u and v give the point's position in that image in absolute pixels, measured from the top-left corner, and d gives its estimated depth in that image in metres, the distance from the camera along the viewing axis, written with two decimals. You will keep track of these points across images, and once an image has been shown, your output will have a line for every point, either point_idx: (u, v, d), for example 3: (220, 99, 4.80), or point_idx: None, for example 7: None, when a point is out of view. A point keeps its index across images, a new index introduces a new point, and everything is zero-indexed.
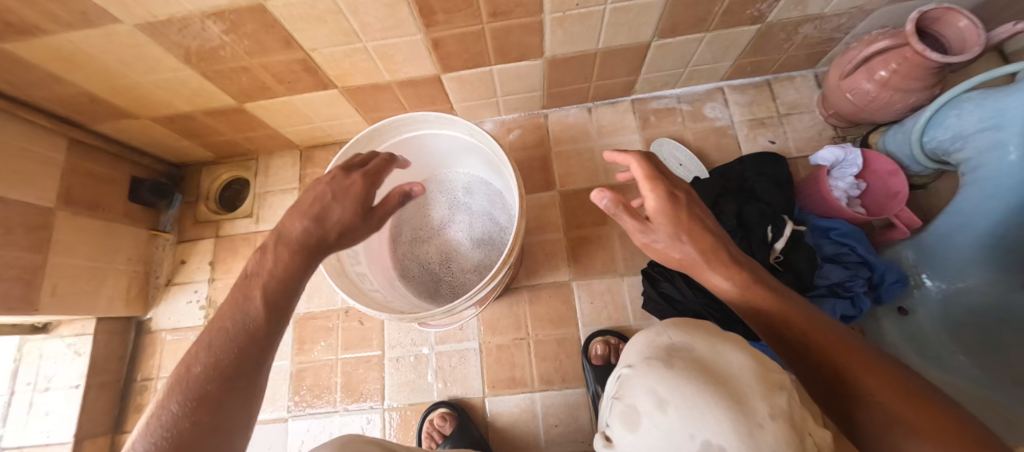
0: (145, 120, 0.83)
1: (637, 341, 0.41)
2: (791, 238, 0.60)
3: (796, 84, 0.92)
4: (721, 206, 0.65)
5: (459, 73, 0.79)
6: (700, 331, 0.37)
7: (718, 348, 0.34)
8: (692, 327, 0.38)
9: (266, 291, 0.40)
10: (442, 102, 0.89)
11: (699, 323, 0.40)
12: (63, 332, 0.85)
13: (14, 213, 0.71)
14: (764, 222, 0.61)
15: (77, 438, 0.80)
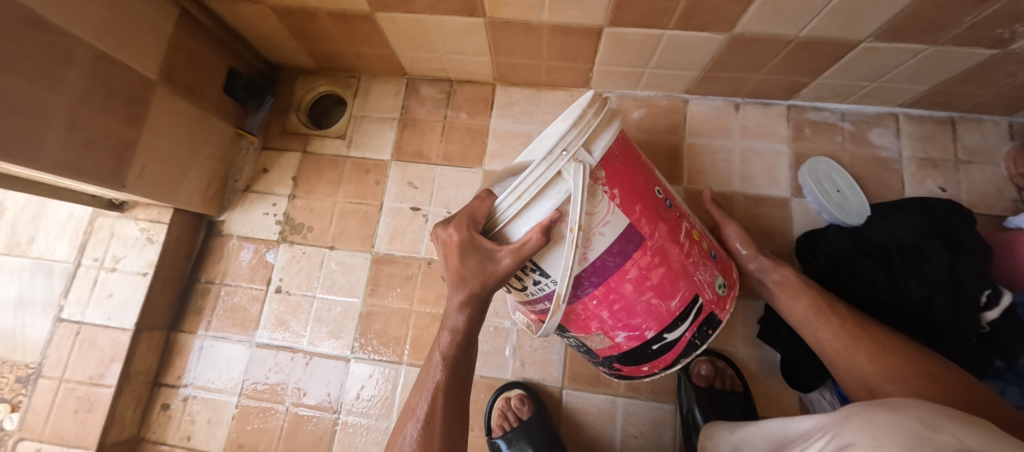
0: (263, 8, 0.74)
1: (878, 416, 0.34)
2: (1006, 309, 0.53)
3: (984, 129, 0.80)
4: (929, 250, 0.55)
5: (625, 30, 0.68)
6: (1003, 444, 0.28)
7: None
8: (961, 422, 0.31)
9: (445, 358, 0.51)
10: (585, 60, 0.78)
11: (955, 414, 0.32)
12: (138, 215, 0.80)
13: (118, 78, 0.64)
14: (982, 282, 0.53)
15: (138, 327, 0.77)
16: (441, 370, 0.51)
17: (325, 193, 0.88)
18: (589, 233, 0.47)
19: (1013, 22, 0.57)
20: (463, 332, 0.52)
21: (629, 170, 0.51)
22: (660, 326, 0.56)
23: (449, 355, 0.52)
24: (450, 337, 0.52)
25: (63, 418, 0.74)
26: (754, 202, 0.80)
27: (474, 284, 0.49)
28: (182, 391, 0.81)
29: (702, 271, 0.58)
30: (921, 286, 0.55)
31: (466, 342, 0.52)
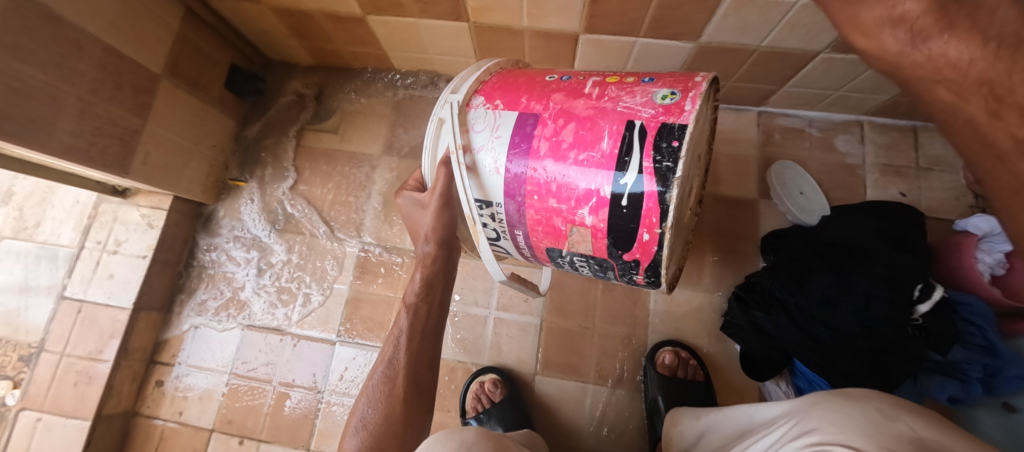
0: (264, 9, 0.79)
1: (840, 406, 0.39)
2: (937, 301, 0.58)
3: (946, 138, 0.84)
4: (872, 250, 0.60)
5: (600, 37, 0.73)
6: (946, 430, 0.35)
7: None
8: (931, 422, 0.36)
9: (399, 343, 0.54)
10: (566, 64, 0.82)
11: (925, 415, 0.37)
12: (140, 202, 0.84)
13: (126, 70, 0.69)
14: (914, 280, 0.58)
15: (136, 306, 0.81)
16: (395, 347, 0.54)
17: (318, 185, 0.93)
18: (477, 148, 0.51)
19: None
20: (416, 310, 0.55)
21: (508, 82, 0.53)
22: (609, 175, 0.44)
23: (403, 338, 0.54)
24: (419, 277, 0.56)
25: (62, 391, 0.78)
26: (724, 202, 0.84)
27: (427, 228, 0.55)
28: (176, 369, 0.85)
29: (630, 100, 0.46)
30: (867, 284, 0.58)
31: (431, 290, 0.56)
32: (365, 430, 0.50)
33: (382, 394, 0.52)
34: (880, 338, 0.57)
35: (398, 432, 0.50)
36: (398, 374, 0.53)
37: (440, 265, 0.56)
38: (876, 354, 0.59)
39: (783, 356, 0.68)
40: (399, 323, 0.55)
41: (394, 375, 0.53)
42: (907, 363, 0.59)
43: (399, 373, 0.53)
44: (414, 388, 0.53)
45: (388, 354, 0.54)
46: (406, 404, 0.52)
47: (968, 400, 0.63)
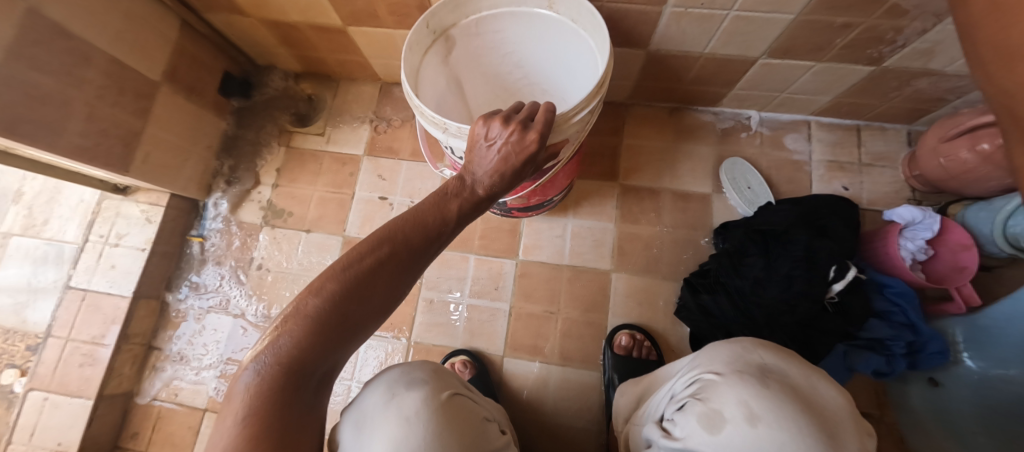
0: (255, 20, 0.86)
1: (717, 347, 0.47)
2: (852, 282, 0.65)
3: (887, 136, 0.90)
4: (794, 235, 0.68)
5: None
6: (788, 356, 0.43)
7: (806, 377, 0.40)
8: (775, 350, 0.44)
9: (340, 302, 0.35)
10: None
11: (775, 346, 0.45)
12: (140, 198, 0.91)
13: (128, 77, 0.76)
14: (831, 261, 0.65)
15: (136, 295, 0.88)
16: (329, 309, 0.35)
17: (306, 183, 1.00)
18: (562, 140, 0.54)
19: (877, 44, 0.68)
20: (374, 271, 0.36)
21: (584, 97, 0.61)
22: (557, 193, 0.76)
23: (341, 298, 0.35)
24: (408, 229, 0.38)
25: (68, 372, 0.85)
26: (681, 196, 0.90)
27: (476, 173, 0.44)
28: (173, 353, 0.92)
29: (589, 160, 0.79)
30: (788, 265, 0.66)
31: (395, 276, 0.37)
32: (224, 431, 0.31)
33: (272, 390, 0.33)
34: (800, 313, 0.65)
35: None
36: (296, 366, 0.34)
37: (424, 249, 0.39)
38: (800, 329, 0.66)
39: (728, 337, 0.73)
40: (325, 286, 0.35)
41: (296, 362, 0.34)
42: (829, 338, 0.66)
43: (301, 365, 0.34)
44: (320, 383, 0.36)
45: (287, 337, 0.34)
46: (305, 409, 0.35)
47: (892, 374, 0.68)
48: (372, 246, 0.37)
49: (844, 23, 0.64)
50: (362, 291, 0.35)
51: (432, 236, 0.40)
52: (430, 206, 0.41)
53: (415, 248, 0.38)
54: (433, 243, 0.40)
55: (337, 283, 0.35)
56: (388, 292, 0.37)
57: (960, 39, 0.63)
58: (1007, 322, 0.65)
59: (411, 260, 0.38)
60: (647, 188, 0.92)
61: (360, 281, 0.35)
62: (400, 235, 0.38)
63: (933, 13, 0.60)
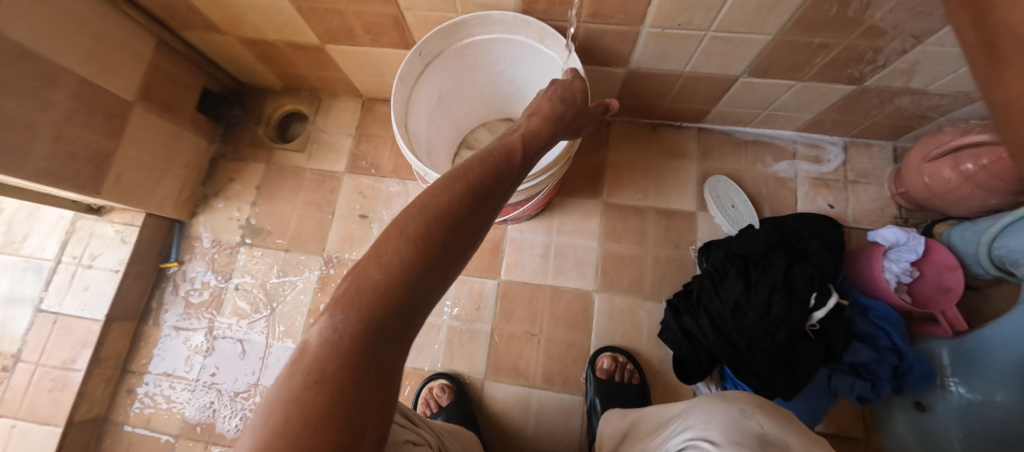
0: (231, 38, 0.85)
1: (714, 407, 0.44)
2: (833, 309, 0.64)
3: (871, 153, 0.89)
4: (774, 259, 0.68)
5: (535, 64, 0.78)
6: (790, 428, 0.41)
7: (807, 448, 0.38)
8: (779, 419, 0.42)
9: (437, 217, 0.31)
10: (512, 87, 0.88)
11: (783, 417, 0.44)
12: (115, 218, 0.90)
13: (99, 97, 0.75)
14: (811, 287, 0.64)
15: (109, 317, 0.86)
16: (428, 221, 0.31)
17: (286, 200, 0.98)
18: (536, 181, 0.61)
19: (856, 64, 0.67)
20: (468, 186, 0.34)
21: None
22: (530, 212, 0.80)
23: (441, 210, 0.31)
24: (488, 161, 0.37)
25: (37, 397, 0.83)
26: (665, 214, 0.89)
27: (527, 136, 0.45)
28: (147, 377, 0.90)
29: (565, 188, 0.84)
30: (766, 289, 0.66)
31: (476, 222, 0.33)
32: (304, 397, 0.25)
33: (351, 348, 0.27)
34: (780, 339, 0.64)
35: (364, 424, 0.26)
36: (376, 322, 0.28)
37: (499, 194, 0.37)
38: (781, 355, 0.65)
39: (710, 360, 0.72)
40: (419, 207, 0.31)
41: (389, 310, 0.28)
42: (810, 366, 0.64)
43: (384, 322, 0.28)
44: (413, 322, 0.31)
45: (368, 285, 0.28)
46: (390, 369, 0.29)
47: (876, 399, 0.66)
48: (452, 188, 0.33)
49: (822, 44, 0.63)
50: (449, 234, 0.31)
51: (504, 180, 0.37)
52: (501, 157, 0.39)
53: (493, 193, 0.36)
54: (506, 191, 0.38)
55: (418, 226, 0.30)
56: (471, 236, 0.33)
57: (938, 59, 0.63)
58: (998, 346, 0.62)
59: (489, 204, 0.35)
60: (630, 205, 0.90)
61: (444, 224, 0.31)
62: (478, 180, 0.35)
63: (911, 34, 0.59)
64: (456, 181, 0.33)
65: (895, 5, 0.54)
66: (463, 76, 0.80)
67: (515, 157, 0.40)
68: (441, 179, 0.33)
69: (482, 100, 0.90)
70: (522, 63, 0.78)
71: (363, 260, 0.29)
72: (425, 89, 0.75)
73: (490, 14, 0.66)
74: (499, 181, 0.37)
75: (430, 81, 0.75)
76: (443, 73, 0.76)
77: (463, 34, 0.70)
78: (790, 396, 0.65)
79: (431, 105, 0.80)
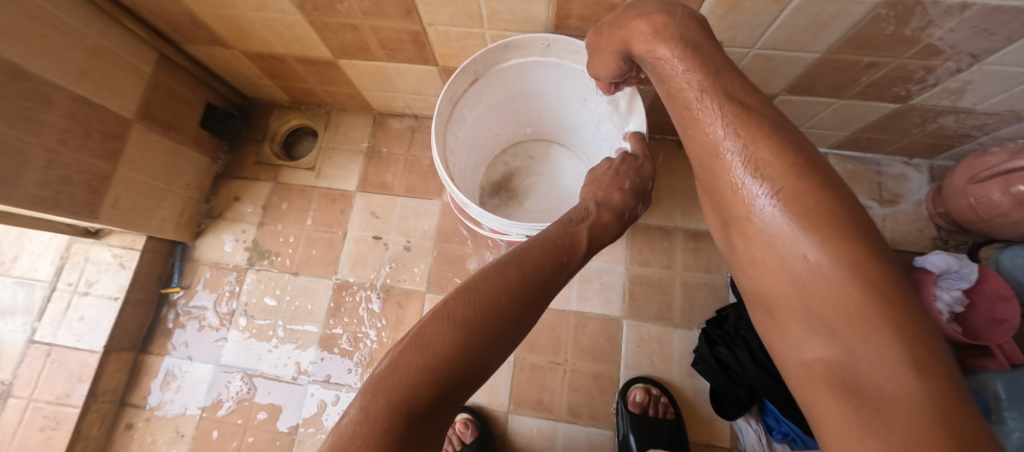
0: (237, 52, 0.80)
1: None
2: None
3: (906, 171, 0.86)
4: None
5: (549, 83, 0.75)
6: None
7: None
8: None
9: (485, 305, 0.36)
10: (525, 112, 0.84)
11: None
12: (112, 242, 0.85)
13: (96, 118, 0.70)
14: None
15: (106, 349, 0.81)
16: (477, 306, 0.35)
17: (293, 221, 0.94)
18: None
19: (903, 83, 0.63)
20: (522, 275, 0.39)
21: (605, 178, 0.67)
22: None
23: (488, 297, 0.36)
24: (539, 253, 0.42)
25: (29, 436, 0.77)
26: (693, 236, 0.85)
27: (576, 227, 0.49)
28: (147, 411, 0.85)
29: None
30: None
31: (515, 318, 0.37)
32: None
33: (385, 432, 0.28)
34: None
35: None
36: (410, 406, 0.30)
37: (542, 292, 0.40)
38: None
39: (749, 395, 0.69)
40: (466, 294, 0.36)
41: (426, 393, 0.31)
42: None
43: (420, 407, 0.30)
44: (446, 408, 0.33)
45: (407, 364, 0.32)
46: None
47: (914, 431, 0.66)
48: (498, 283, 0.37)
49: (871, 62, 0.60)
50: (490, 326, 0.35)
51: (549, 278, 0.41)
52: (549, 251, 0.43)
53: (537, 290, 0.39)
54: (549, 289, 0.41)
55: (463, 316, 0.34)
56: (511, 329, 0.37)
57: (994, 79, 0.59)
58: None
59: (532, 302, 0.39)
60: (656, 226, 0.86)
61: (488, 321, 0.35)
62: (524, 276, 0.39)
63: (969, 54, 0.55)
64: (508, 269, 0.39)
65: (959, 24, 0.50)
66: (497, 103, 0.78)
67: (562, 255, 0.44)
68: (489, 274, 0.38)
69: (513, 122, 0.87)
70: (558, 87, 0.76)
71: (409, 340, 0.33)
72: (462, 121, 0.73)
73: (530, 42, 0.63)
74: (544, 279, 0.41)
75: (466, 112, 0.73)
76: (480, 99, 0.73)
77: (499, 63, 0.67)
78: None
79: (466, 132, 0.77)
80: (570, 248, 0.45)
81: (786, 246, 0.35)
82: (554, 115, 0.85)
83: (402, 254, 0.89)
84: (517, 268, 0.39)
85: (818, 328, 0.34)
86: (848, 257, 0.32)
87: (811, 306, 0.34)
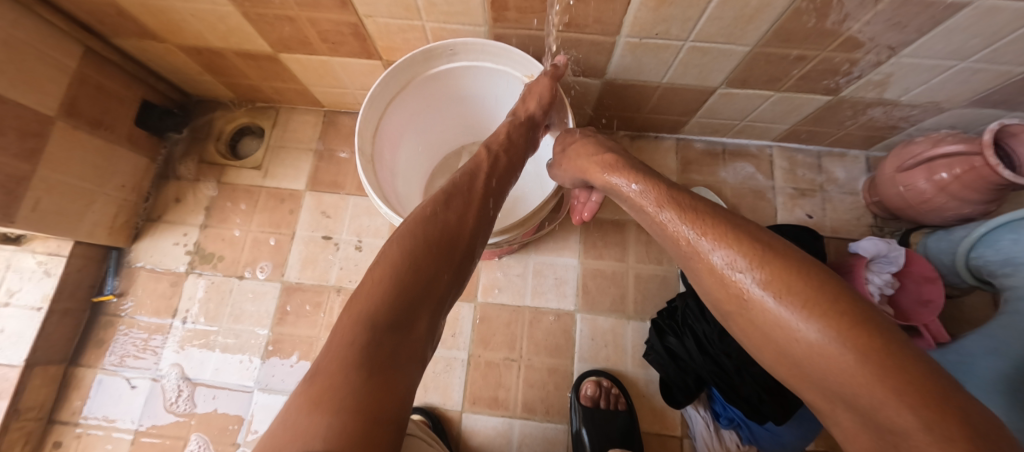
0: (171, 46, 0.77)
1: None
2: None
3: (844, 162, 0.90)
4: None
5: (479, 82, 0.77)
6: None
7: None
8: None
9: (432, 222, 0.43)
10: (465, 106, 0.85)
11: None
12: (36, 248, 0.79)
13: (10, 114, 0.65)
14: None
15: (29, 363, 0.75)
16: (416, 222, 0.43)
17: (239, 222, 0.90)
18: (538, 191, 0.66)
19: (832, 76, 0.65)
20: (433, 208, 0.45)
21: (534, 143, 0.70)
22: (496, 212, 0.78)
23: (428, 213, 0.44)
24: (471, 186, 0.50)
25: None
26: (646, 229, 0.87)
27: (488, 170, 0.54)
28: (78, 427, 0.79)
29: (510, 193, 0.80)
30: None
31: (447, 235, 0.43)
32: (335, 351, 0.33)
33: (358, 341, 0.33)
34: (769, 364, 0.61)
35: (379, 403, 0.31)
36: (387, 301, 0.36)
37: (467, 217, 0.47)
38: (769, 379, 0.62)
39: (697, 383, 0.69)
40: (416, 216, 0.44)
41: (396, 292, 0.37)
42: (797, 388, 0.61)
43: (390, 305, 0.36)
44: (422, 304, 0.38)
45: (381, 270, 0.38)
46: (390, 355, 0.34)
47: None
48: (435, 203, 0.46)
49: (800, 55, 0.62)
50: (425, 245, 0.41)
51: (468, 204, 0.48)
52: (460, 186, 0.50)
53: (459, 213, 0.46)
54: (477, 205, 0.49)
55: (399, 246, 0.40)
56: (444, 241, 0.43)
57: (913, 71, 0.62)
58: (978, 359, 0.62)
59: (458, 221, 0.45)
60: (609, 219, 0.87)
61: (417, 242, 0.41)
62: (445, 205, 0.46)
63: (887, 46, 0.57)
64: (444, 195, 0.48)
65: (874, 17, 0.52)
66: (439, 100, 0.79)
67: (471, 189, 0.50)
68: (432, 201, 0.46)
69: (457, 122, 0.88)
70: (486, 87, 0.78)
71: (381, 255, 0.40)
72: (400, 111, 0.74)
73: (473, 43, 0.65)
74: (469, 192, 0.49)
75: (406, 100, 0.73)
76: (419, 93, 0.74)
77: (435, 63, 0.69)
78: (782, 420, 0.62)
79: (404, 122, 0.78)
80: (474, 180, 0.52)
81: (756, 311, 0.33)
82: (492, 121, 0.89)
83: (354, 254, 0.87)
84: (442, 196, 0.47)
85: (832, 395, 0.29)
86: (816, 308, 0.30)
87: (816, 377, 0.30)
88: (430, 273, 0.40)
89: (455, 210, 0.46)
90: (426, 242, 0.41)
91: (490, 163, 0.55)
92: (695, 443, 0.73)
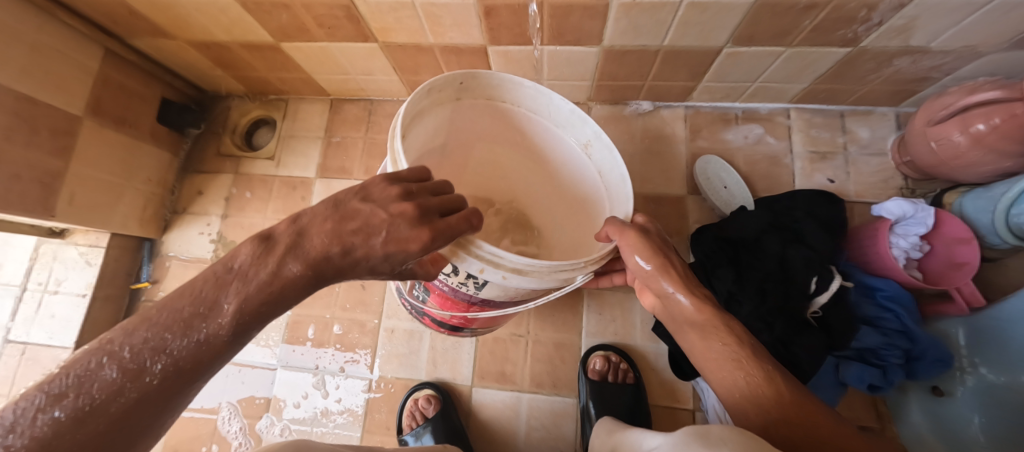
0: (181, 42, 0.80)
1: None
2: (835, 292, 0.61)
3: (870, 121, 0.84)
4: (768, 243, 0.64)
5: (507, 47, 0.73)
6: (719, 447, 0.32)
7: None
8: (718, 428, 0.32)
9: (223, 311, 0.32)
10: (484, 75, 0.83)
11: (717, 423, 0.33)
12: (78, 240, 0.86)
13: (42, 115, 0.70)
14: (809, 271, 0.61)
15: (78, 344, 0.82)
16: (190, 300, 0.32)
17: (256, 211, 0.94)
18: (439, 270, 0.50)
19: (848, 24, 0.60)
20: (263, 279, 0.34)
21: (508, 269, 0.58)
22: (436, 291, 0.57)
23: (218, 288, 0.33)
24: (312, 255, 0.35)
25: None
26: (654, 201, 0.84)
27: (266, 261, 0.34)
28: None
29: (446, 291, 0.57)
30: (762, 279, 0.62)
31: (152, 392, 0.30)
32: None
33: (63, 410, 0.27)
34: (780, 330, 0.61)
35: None
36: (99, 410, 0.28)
37: (203, 362, 0.32)
38: None
39: None
40: (200, 289, 0.33)
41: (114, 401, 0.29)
42: (813, 357, 0.59)
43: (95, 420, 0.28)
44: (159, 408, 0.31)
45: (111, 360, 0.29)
46: None
47: (886, 388, 0.62)
48: (238, 280, 0.34)
49: (810, 4, 0.57)
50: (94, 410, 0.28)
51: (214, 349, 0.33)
52: (187, 309, 0.32)
53: (181, 366, 0.31)
54: (305, 286, 0.35)
55: (150, 328, 0.31)
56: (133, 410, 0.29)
57: (940, 13, 0.57)
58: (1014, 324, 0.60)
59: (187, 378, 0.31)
60: None
61: (169, 334, 0.31)
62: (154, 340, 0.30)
63: None
64: (279, 263, 0.34)
65: None
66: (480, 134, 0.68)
67: (202, 309, 0.32)
68: (239, 272, 0.34)
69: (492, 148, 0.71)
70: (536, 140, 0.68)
71: (118, 336, 0.30)
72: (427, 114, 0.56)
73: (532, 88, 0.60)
74: (290, 268, 0.35)
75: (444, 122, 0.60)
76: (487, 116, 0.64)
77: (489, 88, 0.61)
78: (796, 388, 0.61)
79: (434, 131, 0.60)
80: (228, 291, 0.33)
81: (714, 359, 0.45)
82: (575, 185, 0.68)
83: None
84: (285, 266, 0.34)
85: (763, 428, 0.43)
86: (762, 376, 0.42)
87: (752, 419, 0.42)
88: (105, 444, 0.28)
89: (261, 297, 0.34)
90: (99, 395, 0.28)
91: (265, 249, 0.35)
92: (706, 416, 0.71)
